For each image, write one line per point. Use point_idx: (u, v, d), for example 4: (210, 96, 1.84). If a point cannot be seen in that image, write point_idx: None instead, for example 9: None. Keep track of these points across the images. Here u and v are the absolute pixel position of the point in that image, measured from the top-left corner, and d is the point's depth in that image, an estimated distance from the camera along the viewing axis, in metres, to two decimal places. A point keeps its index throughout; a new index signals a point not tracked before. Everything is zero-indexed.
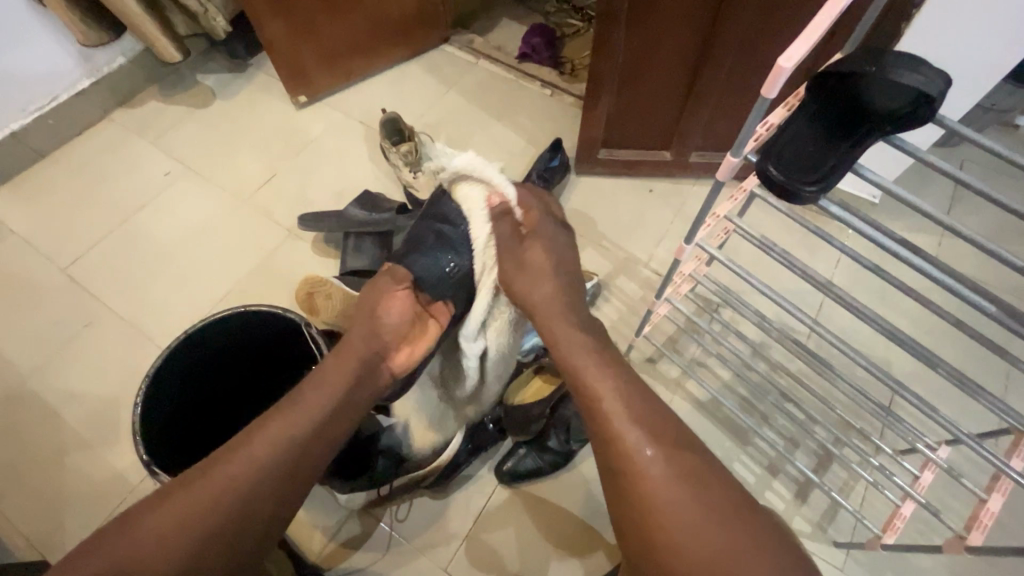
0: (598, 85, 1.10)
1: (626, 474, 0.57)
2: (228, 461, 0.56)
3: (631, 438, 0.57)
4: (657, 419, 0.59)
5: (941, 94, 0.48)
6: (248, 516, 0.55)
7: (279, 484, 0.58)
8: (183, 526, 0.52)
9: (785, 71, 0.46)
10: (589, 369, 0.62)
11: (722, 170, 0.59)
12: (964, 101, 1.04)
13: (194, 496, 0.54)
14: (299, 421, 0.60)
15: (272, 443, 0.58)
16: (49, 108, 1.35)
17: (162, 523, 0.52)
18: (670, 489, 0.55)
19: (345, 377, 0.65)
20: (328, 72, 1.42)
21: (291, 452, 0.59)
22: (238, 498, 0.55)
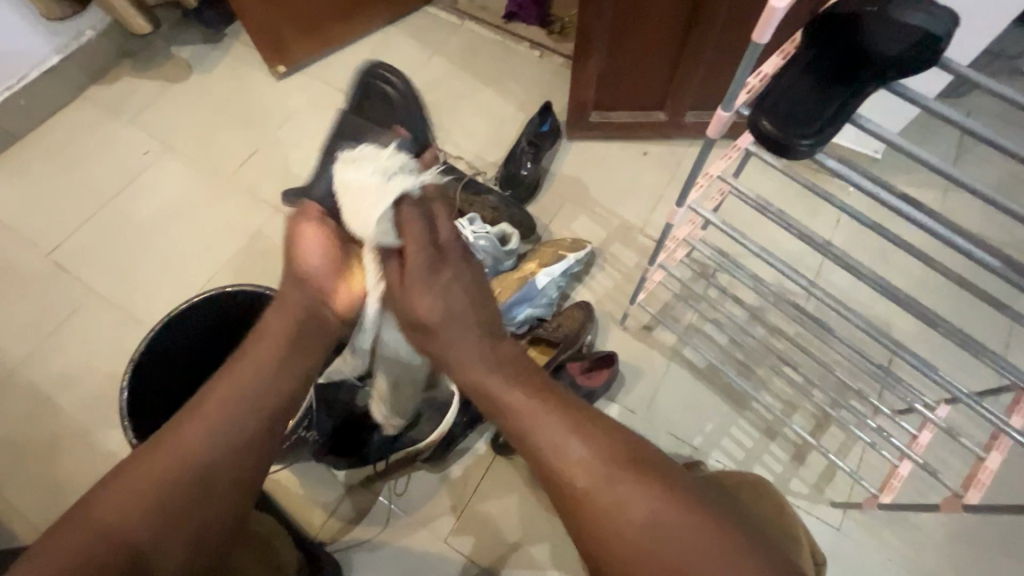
0: (586, 43, 1.05)
1: (576, 503, 0.45)
2: (171, 442, 0.49)
3: (572, 457, 0.45)
4: (604, 430, 0.47)
5: (948, 35, 0.44)
6: (205, 495, 0.48)
7: (233, 460, 0.50)
8: (128, 518, 0.45)
9: (778, 12, 0.43)
10: (508, 393, 0.48)
11: (713, 127, 0.56)
12: (973, 46, 0.98)
13: (139, 480, 0.47)
14: (241, 384, 0.52)
15: (216, 414, 0.51)
16: (19, 87, 1.30)
17: (109, 506, 0.46)
18: (611, 496, 0.44)
19: (279, 339, 0.56)
20: (306, 40, 1.36)
21: (236, 416, 0.51)
22: (189, 479, 0.48)
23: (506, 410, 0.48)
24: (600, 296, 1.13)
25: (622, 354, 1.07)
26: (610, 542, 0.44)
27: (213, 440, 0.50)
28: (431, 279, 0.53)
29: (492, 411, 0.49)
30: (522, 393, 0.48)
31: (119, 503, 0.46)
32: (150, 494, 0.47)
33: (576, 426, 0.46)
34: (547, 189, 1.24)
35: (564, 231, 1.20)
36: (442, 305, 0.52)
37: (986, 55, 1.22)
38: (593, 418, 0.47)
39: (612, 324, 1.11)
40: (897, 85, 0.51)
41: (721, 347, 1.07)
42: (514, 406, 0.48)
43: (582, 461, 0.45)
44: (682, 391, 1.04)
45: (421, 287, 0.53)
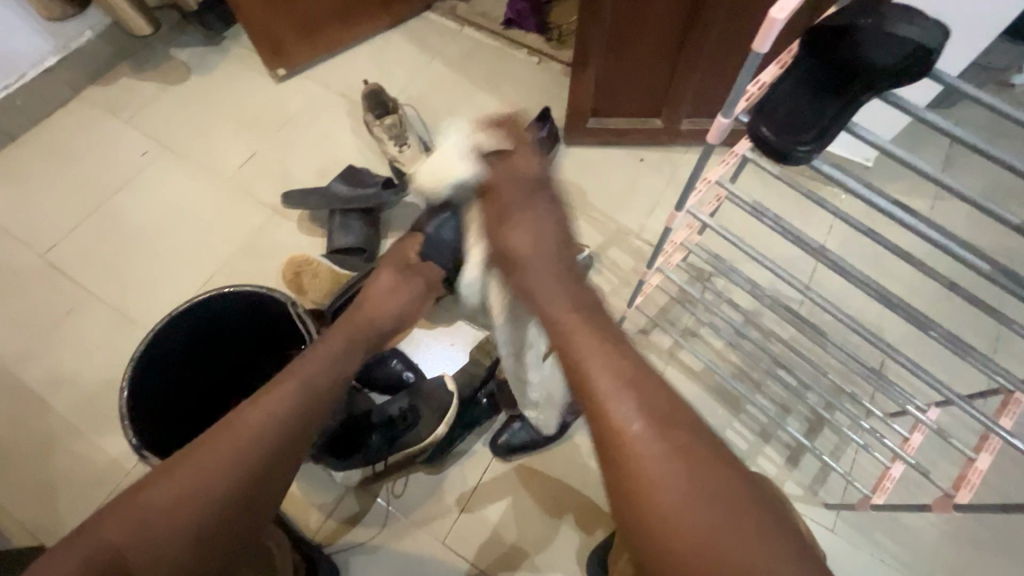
0: (585, 50, 1.06)
1: (618, 459, 0.47)
2: (223, 435, 0.54)
3: (620, 415, 0.48)
4: (655, 393, 0.49)
5: (940, 48, 0.46)
6: (247, 489, 0.53)
7: (276, 457, 0.55)
8: (175, 505, 0.50)
9: (778, 23, 0.44)
10: (579, 339, 0.53)
11: (712, 133, 0.57)
12: (962, 59, 1.01)
13: (190, 470, 0.52)
14: (293, 390, 0.59)
15: (265, 413, 0.56)
16: (15, 87, 1.30)
17: (164, 492, 0.51)
18: (663, 469, 0.46)
19: (330, 357, 0.65)
20: (306, 43, 1.37)
21: (289, 416, 0.57)
22: (238, 473, 0.53)
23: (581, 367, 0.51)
24: None
25: None
26: (655, 509, 0.45)
27: (261, 439, 0.55)
28: (531, 208, 0.66)
29: (569, 360, 0.52)
30: (595, 353, 0.51)
31: (173, 491, 0.51)
32: (201, 486, 0.51)
33: (639, 398, 0.49)
34: None
35: None
36: (533, 239, 0.63)
37: (974, 67, 1.26)
38: (652, 385, 0.50)
39: None
40: (891, 95, 0.53)
41: (717, 350, 1.08)
42: (591, 367, 0.50)
43: (638, 428, 0.48)
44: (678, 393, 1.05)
45: (516, 223, 0.65)
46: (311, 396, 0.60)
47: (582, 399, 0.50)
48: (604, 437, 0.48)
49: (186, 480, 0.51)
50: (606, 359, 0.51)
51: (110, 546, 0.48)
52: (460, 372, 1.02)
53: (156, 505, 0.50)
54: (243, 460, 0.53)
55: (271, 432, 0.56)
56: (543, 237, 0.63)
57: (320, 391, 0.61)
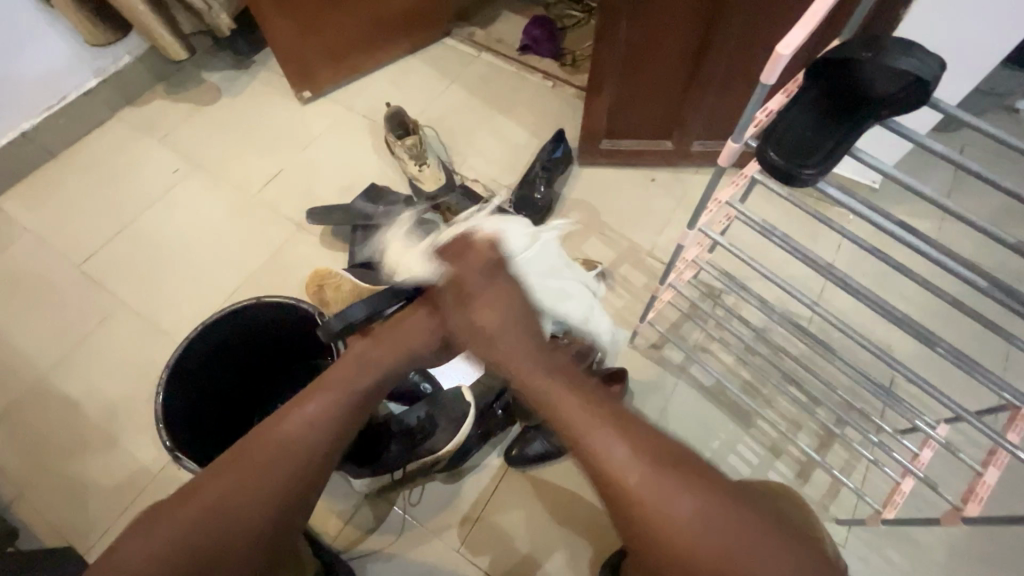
0: (600, 76, 1.11)
1: (620, 495, 0.53)
2: (260, 449, 0.57)
3: (618, 460, 0.53)
4: (646, 437, 0.55)
5: (937, 79, 0.50)
6: (279, 500, 0.56)
7: (306, 471, 0.57)
8: (212, 512, 0.54)
9: (784, 58, 0.48)
10: (568, 404, 0.56)
11: (723, 156, 0.60)
12: (963, 86, 1.04)
13: (229, 480, 0.55)
14: (329, 404, 0.60)
15: (305, 425, 0.58)
16: (58, 108, 1.37)
17: (211, 499, 0.54)
18: (670, 500, 0.52)
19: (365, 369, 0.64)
20: (332, 68, 1.43)
21: (324, 433, 0.59)
22: (272, 486, 0.56)
23: (565, 419, 0.55)
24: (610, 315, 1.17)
25: (631, 371, 1.11)
26: (663, 542, 0.52)
27: (297, 454, 0.57)
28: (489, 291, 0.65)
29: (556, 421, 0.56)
30: (576, 403, 0.56)
31: (216, 501, 0.54)
32: (243, 499, 0.54)
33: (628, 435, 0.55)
34: (558, 212, 1.29)
35: (576, 252, 1.24)
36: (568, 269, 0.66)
37: (977, 93, 1.29)
38: (634, 422, 0.56)
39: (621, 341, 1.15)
40: (892, 122, 0.56)
41: (728, 366, 1.10)
42: (577, 425, 0.55)
43: (638, 472, 0.53)
44: (690, 408, 1.07)
45: (486, 304, 0.64)
46: (348, 410, 0.61)
47: (578, 453, 0.55)
48: (604, 477, 0.54)
49: (236, 485, 0.55)
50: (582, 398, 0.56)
51: (161, 550, 0.52)
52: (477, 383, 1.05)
53: (202, 515, 0.53)
54: (286, 471, 0.56)
55: (309, 448, 0.58)
56: (507, 319, 0.63)
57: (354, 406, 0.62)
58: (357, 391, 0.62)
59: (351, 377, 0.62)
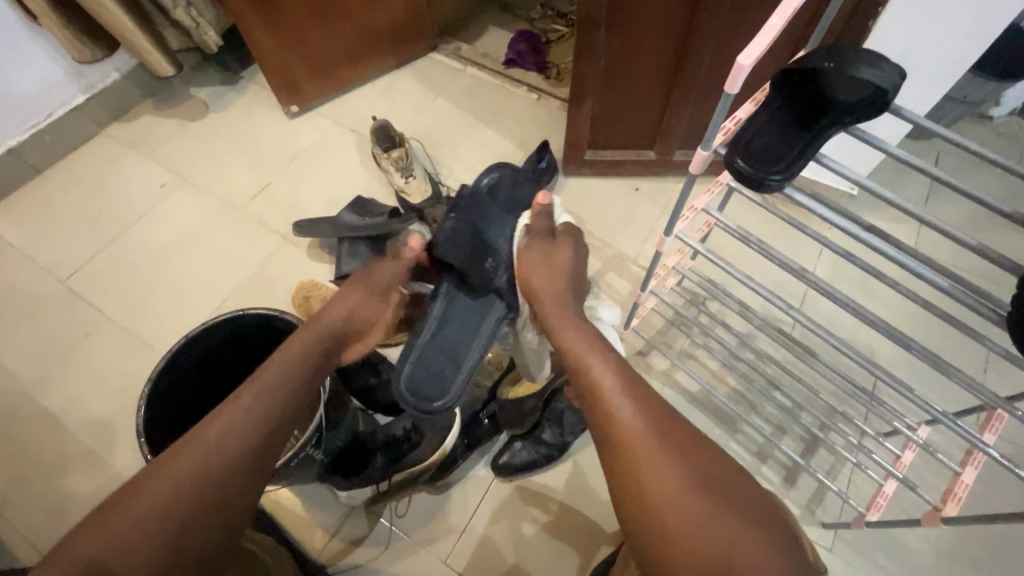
0: (581, 88, 1.13)
1: (624, 447, 0.58)
2: (189, 448, 0.58)
3: (626, 414, 0.60)
4: (649, 402, 0.61)
5: (895, 87, 0.52)
6: (224, 485, 0.57)
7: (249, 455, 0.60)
8: (159, 502, 0.54)
9: (745, 68, 0.50)
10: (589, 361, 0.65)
11: (694, 163, 0.61)
12: (932, 95, 1.07)
13: (171, 472, 0.56)
14: (269, 393, 0.64)
15: (246, 414, 0.62)
16: (45, 124, 1.38)
17: (143, 501, 0.54)
18: (661, 466, 0.56)
19: (302, 350, 0.71)
20: (319, 82, 1.45)
21: (265, 419, 0.62)
22: (216, 471, 0.57)
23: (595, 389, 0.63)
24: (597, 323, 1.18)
25: None
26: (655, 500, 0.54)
27: (235, 436, 0.60)
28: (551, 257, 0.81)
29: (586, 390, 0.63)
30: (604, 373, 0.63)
31: (147, 505, 0.54)
32: (191, 482, 0.56)
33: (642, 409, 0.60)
34: None
35: None
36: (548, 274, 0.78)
37: (948, 103, 1.33)
38: (650, 397, 0.62)
39: None
40: (856, 130, 0.58)
41: (713, 372, 1.11)
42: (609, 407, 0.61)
43: (639, 432, 0.58)
44: None
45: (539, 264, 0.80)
46: (275, 406, 0.64)
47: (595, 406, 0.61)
48: (614, 440, 0.59)
49: (180, 475, 0.56)
50: (612, 370, 0.64)
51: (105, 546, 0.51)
52: (462, 393, 1.05)
53: (133, 519, 0.53)
54: (230, 457, 0.59)
55: (237, 447, 0.59)
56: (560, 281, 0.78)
57: (281, 405, 0.64)
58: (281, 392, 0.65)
59: (272, 382, 0.65)
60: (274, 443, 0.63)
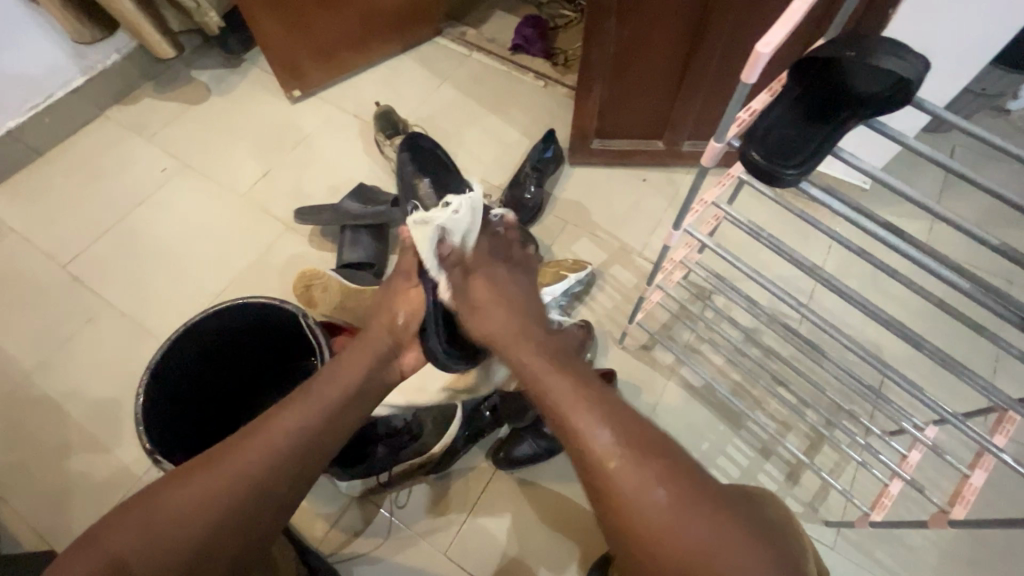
0: (589, 75, 1.11)
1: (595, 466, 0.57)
2: (224, 459, 0.61)
3: (587, 426, 0.58)
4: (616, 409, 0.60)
5: (920, 78, 0.50)
6: (251, 505, 0.59)
7: (284, 476, 0.62)
8: (191, 511, 0.57)
9: (764, 56, 0.47)
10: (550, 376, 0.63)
11: (706, 156, 0.59)
12: (952, 87, 1.04)
13: (202, 484, 0.59)
14: (310, 413, 0.66)
15: (285, 431, 0.63)
16: (44, 106, 1.36)
17: (170, 506, 0.57)
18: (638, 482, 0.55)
19: (357, 368, 0.72)
20: (322, 66, 1.42)
21: (303, 440, 0.64)
22: (245, 489, 0.59)
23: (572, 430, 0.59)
24: (601, 316, 1.17)
25: (622, 372, 1.10)
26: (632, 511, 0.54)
27: (273, 458, 0.62)
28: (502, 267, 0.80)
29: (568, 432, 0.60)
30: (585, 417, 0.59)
31: (173, 511, 0.57)
32: (219, 495, 0.58)
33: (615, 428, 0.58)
34: (549, 212, 1.28)
35: (566, 252, 1.24)
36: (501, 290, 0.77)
37: (967, 94, 1.29)
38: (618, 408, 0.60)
39: (611, 343, 1.14)
40: (876, 123, 0.56)
41: (718, 367, 1.10)
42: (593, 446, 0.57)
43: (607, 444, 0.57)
44: (681, 410, 1.07)
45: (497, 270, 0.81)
46: (308, 432, 0.64)
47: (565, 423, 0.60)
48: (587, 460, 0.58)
49: (210, 489, 0.58)
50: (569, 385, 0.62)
51: (131, 545, 0.55)
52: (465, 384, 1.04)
53: (156, 526, 0.56)
54: (258, 479, 0.60)
55: (268, 467, 0.61)
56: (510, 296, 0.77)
57: (316, 429, 0.65)
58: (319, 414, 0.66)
59: (307, 411, 0.66)
60: (308, 464, 0.64)
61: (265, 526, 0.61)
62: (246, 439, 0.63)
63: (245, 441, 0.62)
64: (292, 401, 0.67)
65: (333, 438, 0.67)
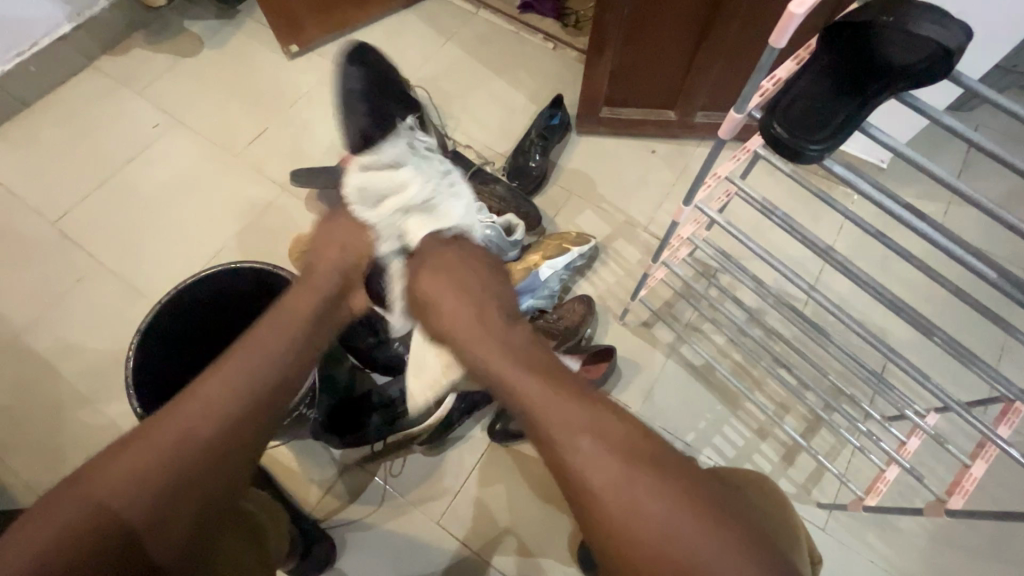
0: (602, 37, 1.05)
1: (561, 462, 0.57)
2: (165, 421, 0.57)
3: (556, 426, 0.58)
4: (584, 402, 0.60)
5: (961, 48, 0.45)
6: (217, 446, 0.58)
7: (240, 417, 0.60)
8: (150, 462, 0.54)
9: (797, 18, 0.43)
10: (512, 372, 0.64)
11: (724, 128, 0.56)
12: (988, 60, 0.98)
13: (159, 433, 0.56)
14: (260, 355, 0.64)
15: (238, 375, 0.62)
16: (30, 54, 1.30)
17: (122, 466, 0.54)
18: (607, 479, 0.55)
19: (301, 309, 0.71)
20: (320, 20, 1.35)
21: (257, 381, 0.62)
22: (204, 432, 0.57)
23: (540, 428, 0.59)
24: (602, 291, 1.14)
25: (621, 348, 1.09)
26: (598, 505, 0.54)
27: (230, 396, 0.60)
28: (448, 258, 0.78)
29: (531, 422, 0.60)
30: (569, 430, 0.57)
31: (133, 463, 0.54)
32: (179, 441, 0.56)
33: (582, 418, 0.58)
34: (553, 182, 1.24)
35: (570, 225, 1.20)
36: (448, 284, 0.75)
37: (1000, 70, 1.22)
38: (589, 400, 0.60)
39: (612, 319, 1.12)
40: (908, 97, 0.51)
41: (718, 347, 1.08)
42: (560, 439, 0.57)
43: (577, 439, 0.57)
44: (680, 388, 1.06)
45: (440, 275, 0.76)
46: (260, 374, 0.63)
47: (526, 422, 0.60)
48: (553, 460, 0.58)
49: (171, 438, 0.56)
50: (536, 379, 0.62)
51: (103, 498, 0.52)
52: None
53: (121, 478, 0.53)
54: (216, 417, 0.58)
55: (226, 408, 0.59)
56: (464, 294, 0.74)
57: (272, 370, 0.64)
58: (267, 367, 0.64)
59: (256, 355, 0.64)
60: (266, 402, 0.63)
61: (226, 481, 0.58)
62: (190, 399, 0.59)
63: (197, 388, 0.60)
64: (234, 351, 0.64)
65: (288, 378, 0.66)
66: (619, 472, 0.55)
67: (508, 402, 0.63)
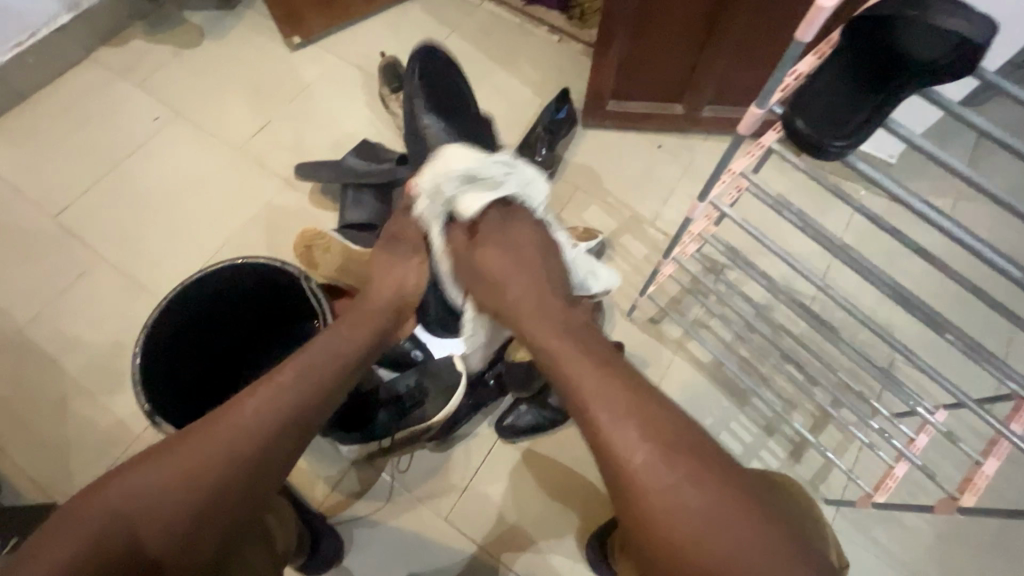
0: (610, 29, 1.03)
1: (605, 448, 0.58)
2: (200, 437, 0.58)
3: (605, 415, 0.59)
4: (635, 396, 0.60)
5: (988, 42, 0.44)
6: (254, 463, 0.59)
7: (278, 439, 0.61)
8: (191, 470, 0.56)
9: (825, 11, 0.43)
10: (564, 358, 0.65)
11: (744, 123, 0.56)
12: (1000, 54, 0.97)
13: (203, 441, 0.58)
14: (303, 377, 0.65)
15: (281, 391, 0.63)
16: (28, 45, 1.27)
17: (163, 471, 0.56)
18: (656, 472, 0.56)
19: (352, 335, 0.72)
20: (323, 12, 1.34)
21: (298, 403, 0.63)
22: (245, 447, 0.59)
23: (588, 415, 0.60)
24: None
25: (628, 344, 1.08)
26: (641, 494, 0.56)
27: (270, 413, 0.61)
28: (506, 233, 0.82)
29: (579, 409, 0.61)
30: (608, 412, 0.59)
31: (175, 469, 0.56)
32: (219, 452, 0.57)
33: (632, 412, 0.59)
34: (560, 176, 1.23)
35: (576, 220, 1.19)
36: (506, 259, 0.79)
37: (1012, 64, 1.21)
38: (647, 394, 0.61)
39: (619, 315, 1.11)
40: (929, 92, 0.51)
41: (726, 343, 1.08)
42: (610, 427, 0.58)
43: (625, 428, 0.58)
44: (688, 384, 1.06)
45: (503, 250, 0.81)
46: (302, 397, 0.64)
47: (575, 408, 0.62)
48: (599, 444, 0.59)
49: (211, 448, 0.58)
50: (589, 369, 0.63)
51: (140, 501, 0.54)
52: (469, 354, 1.03)
53: (160, 483, 0.55)
54: (256, 435, 0.59)
55: (268, 426, 0.60)
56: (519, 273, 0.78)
57: (314, 393, 0.65)
58: (299, 391, 0.64)
59: (296, 376, 0.65)
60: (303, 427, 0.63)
61: (256, 499, 0.60)
62: (224, 417, 0.60)
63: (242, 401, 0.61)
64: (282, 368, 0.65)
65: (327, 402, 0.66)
66: (667, 467, 0.56)
67: (558, 387, 0.65)
